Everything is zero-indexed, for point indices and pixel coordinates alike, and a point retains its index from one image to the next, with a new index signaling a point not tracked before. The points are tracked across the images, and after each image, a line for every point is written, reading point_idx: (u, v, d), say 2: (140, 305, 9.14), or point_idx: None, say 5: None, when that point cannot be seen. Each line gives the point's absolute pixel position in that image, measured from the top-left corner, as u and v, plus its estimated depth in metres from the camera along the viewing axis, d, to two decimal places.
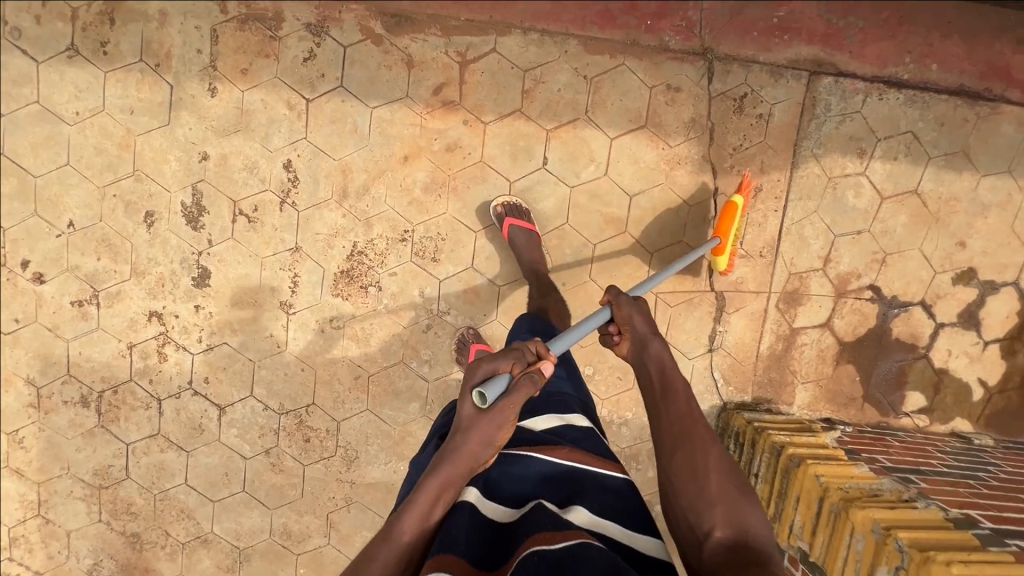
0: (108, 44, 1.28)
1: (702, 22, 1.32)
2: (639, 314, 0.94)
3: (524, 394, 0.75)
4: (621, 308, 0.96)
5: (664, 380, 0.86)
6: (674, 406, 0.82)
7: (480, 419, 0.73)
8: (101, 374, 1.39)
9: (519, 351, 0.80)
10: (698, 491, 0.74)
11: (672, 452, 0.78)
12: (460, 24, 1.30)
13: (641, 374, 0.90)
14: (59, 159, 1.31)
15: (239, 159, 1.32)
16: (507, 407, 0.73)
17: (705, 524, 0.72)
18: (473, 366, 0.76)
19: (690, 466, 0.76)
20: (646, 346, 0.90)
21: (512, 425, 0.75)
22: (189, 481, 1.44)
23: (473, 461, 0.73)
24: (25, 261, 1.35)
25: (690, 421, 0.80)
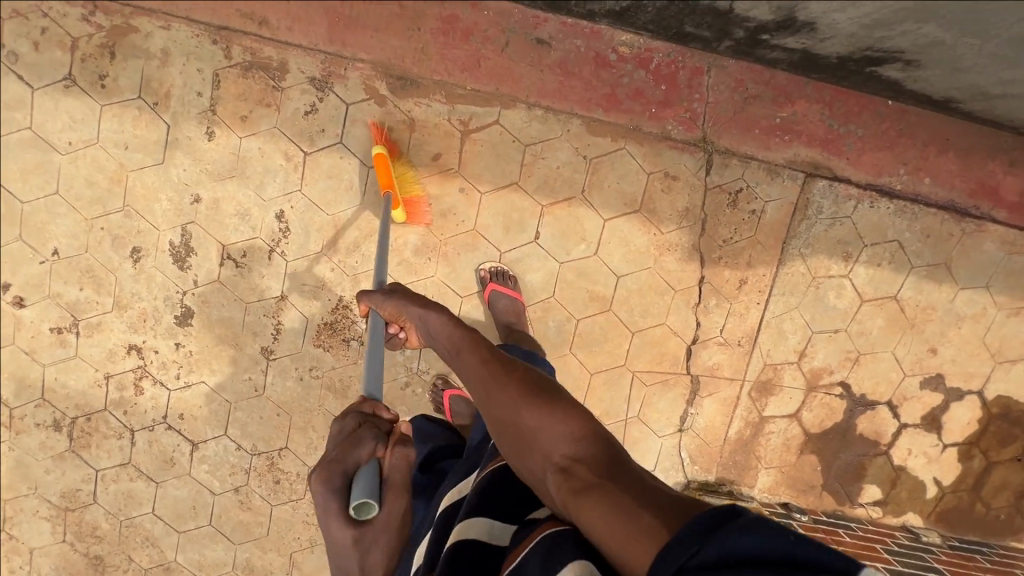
0: (107, 78, 1.26)
1: (706, 116, 1.32)
2: (392, 300, 0.99)
3: (399, 469, 0.72)
4: (381, 305, 1.00)
5: (455, 346, 0.89)
6: (473, 364, 0.84)
7: (362, 533, 0.68)
8: (75, 400, 1.39)
9: (372, 427, 0.75)
10: (519, 427, 0.74)
11: (489, 408, 0.78)
12: (466, 93, 1.30)
13: (439, 347, 0.92)
14: (48, 187, 1.30)
15: (231, 205, 1.32)
16: (389, 494, 0.70)
17: (540, 458, 0.71)
18: (330, 469, 0.69)
19: (507, 410, 0.76)
20: (428, 323, 0.94)
21: (403, 502, 0.72)
22: (156, 511, 1.46)
23: (379, 553, 0.70)
24: (5, 284, 1.34)
25: (486, 368, 0.82)
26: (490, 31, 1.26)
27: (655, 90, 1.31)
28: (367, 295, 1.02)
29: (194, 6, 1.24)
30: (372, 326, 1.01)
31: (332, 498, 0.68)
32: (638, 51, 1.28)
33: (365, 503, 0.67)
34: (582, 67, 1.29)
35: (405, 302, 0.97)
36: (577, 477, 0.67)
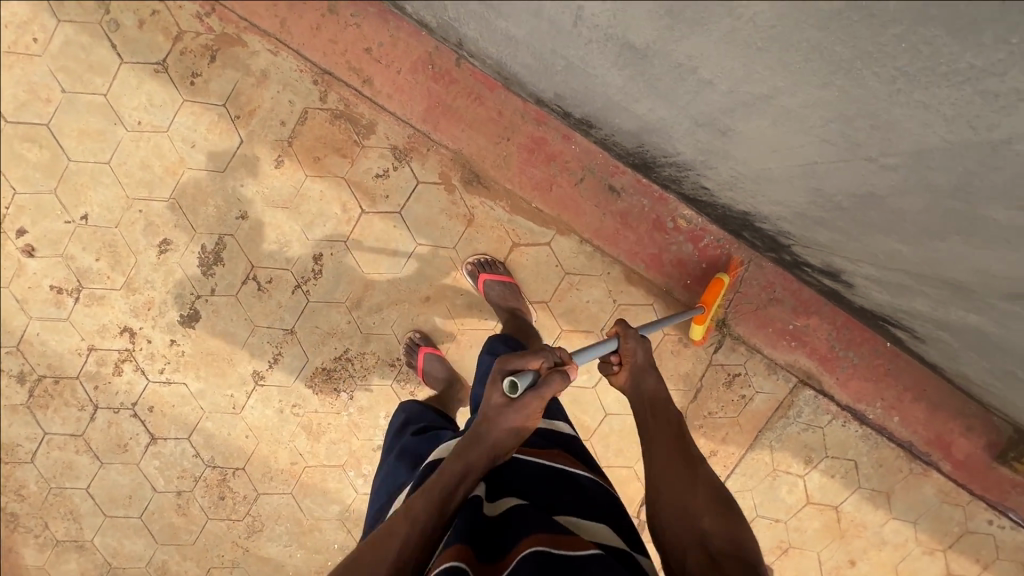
0: (199, 77, 1.27)
1: (732, 302, 1.42)
2: (641, 351, 0.94)
3: (555, 391, 0.80)
4: (630, 347, 0.94)
5: (654, 407, 0.88)
6: (661, 434, 0.84)
7: (505, 412, 0.77)
8: (49, 360, 1.37)
9: (552, 351, 0.84)
10: (683, 506, 0.75)
11: (658, 464, 0.80)
12: (529, 208, 1.36)
13: (637, 402, 0.90)
14: (100, 154, 1.29)
15: (275, 232, 1.33)
16: (535, 399, 0.78)
17: (693, 539, 0.71)
18: (506, 360, 0.80)
19: (669, 481, 0.77)
20: (641, 380, 0.92)
21: (534, 416, 0.78)
22: (91, 490, 1.43)
23: (495, 447, 0.76)
24: (21, 230, 1.31)
25: (675, 448, 0.82)
26: (572, 163, 1.32)
27: (696, 265, 1.39)
28: (628, 327, 0.95)
29: (306, 45, 1.27)
30: (603, 343, 0.96)
31: (495, 369, 0.80)
32: (694, 227, 1.37)
33: (519, 386, 0.77)
34: (640, 223, 1.36)
35: (654, 368, 0.93)
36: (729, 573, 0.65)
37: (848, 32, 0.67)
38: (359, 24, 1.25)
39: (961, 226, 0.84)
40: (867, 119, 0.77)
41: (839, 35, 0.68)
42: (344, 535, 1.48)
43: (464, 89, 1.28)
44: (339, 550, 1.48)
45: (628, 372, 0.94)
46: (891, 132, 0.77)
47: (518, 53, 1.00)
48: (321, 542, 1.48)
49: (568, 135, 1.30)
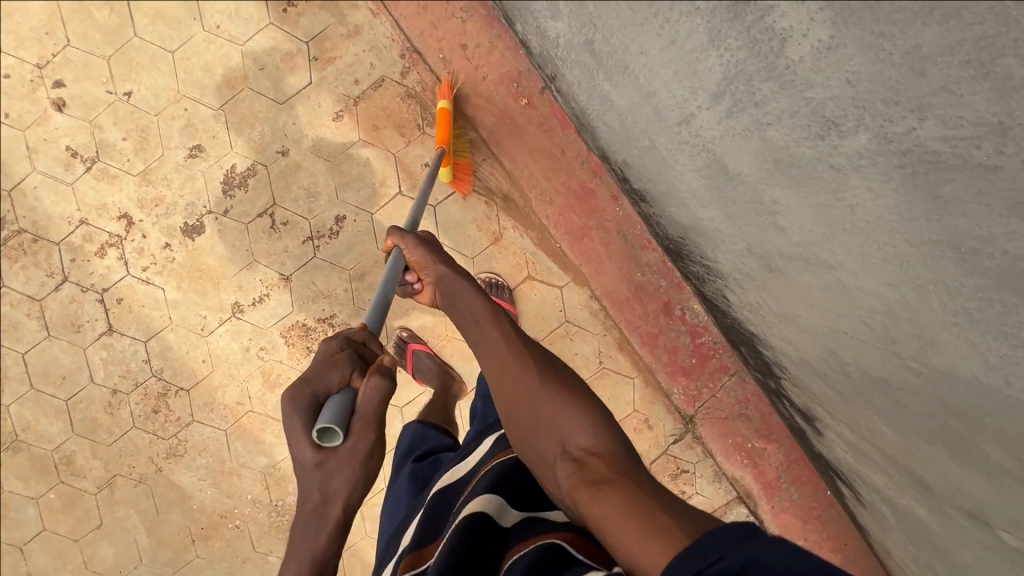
0: (293, 8, 1.26)
1: (706, 403, 1.46)
2: (423, 256, 0.88)
3: (374, 399, 0.68)
4: (409, 251, 0.88)
5: (471, 317, 0.82)
6: (493, 341, 0.78)
7: (331, 460, 0.66)
8: (35, 218, 1.32)
9: (347, 363, 0.71)
10: (529, 415, 0.73)
11: (504, 386, 0.76)
12: (556, 249, 1.40)
13: (461, 321, 0.84)
14: (167, 41, 1.26)
15: (308, 179, 1.32)
16: (353, 422, 0.67)
17: (556, 444, 0.70)
18: (300, 390, 0.67)
19: (523, 393, 0.74)
20: (446, 289, 0.85)
21: (372, 439, 0.67)
22: (27, 357, 1.38)
23: (346, 490, 0.66)
24: (59, 82, 1.27)
25: (509, 357, 0.77)
26: (611, 223, 1.34)
27: (686, 357, 1.43)
28: (396, 231, 0.90)
29: (407, 18, 1.27)
30: (388, 264, 0.89)
31: (297, 416, 0.66)
32: (697, 323, 1.40)
33: (331, 429, 0.64)
34: (650, 300, 1.39)
35: (435, 257, 0.87)
36: (594, 470, 0.66)
37: (936, 260, 0.73)
38: (464, 19, 1.25)
39: (951, 441, 0.82)
40: (910, 326, 0.80)
41: (922, 257, 0.74)
42: (260, 489, 1.46)
43: (538, 118, 1.29)
44: (251, 500, 1.47)
45: (434, 287, 0.89)
46: (930, 348, 0.78)
47: (610, 114, 1.03)
48: (236, 488, 1.46)
49: (616, 197, 1.33)
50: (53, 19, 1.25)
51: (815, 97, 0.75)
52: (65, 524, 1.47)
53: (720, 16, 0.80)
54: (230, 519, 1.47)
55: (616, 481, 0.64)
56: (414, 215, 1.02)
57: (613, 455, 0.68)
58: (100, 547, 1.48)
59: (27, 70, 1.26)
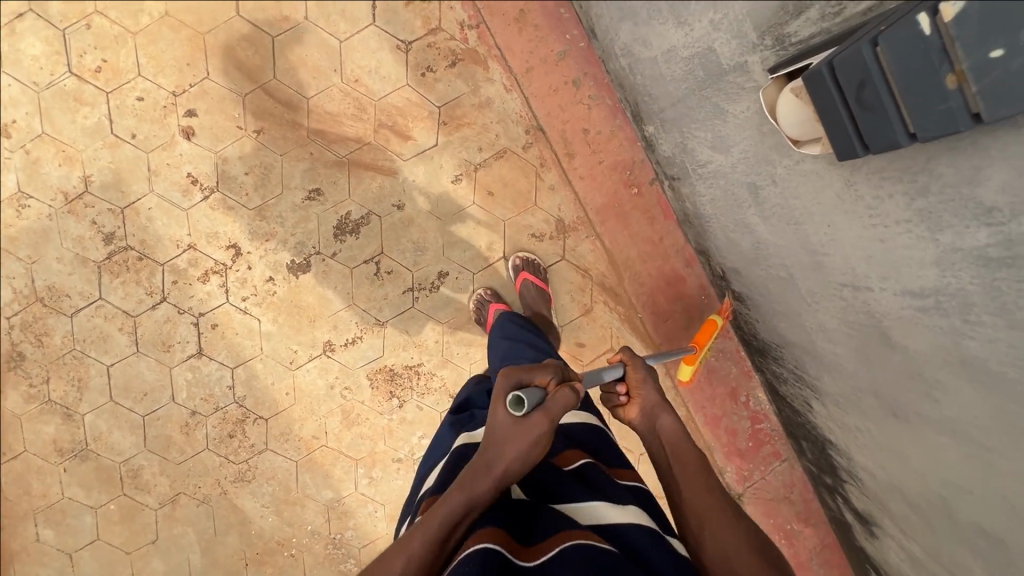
0: (431, 73, 1.31)
1: (754, 485, 1.54)
2: (644, 376, 0.85)
3: (564, 403, 0.68)
4: (633, 371, 0.86)
5: (677, 452, 0.77)
6: (697, 482, 0.72)
7: (512, 428, 0.65)
8: (144, 237, 1.34)
9: (555, 367, 0.74)
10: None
11: (696, 514, 0.69)
12: (639, 326, 1.47)
13: (663, 446, 0.79)
14: (304, 88, 1.30)
15: (418, 234, 1.37)
16: (542, 409, 0.66)
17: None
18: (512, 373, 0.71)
19: (720, 547, 0.65)
20: (656, 415, 0.82)
21: (546, 432, 0.65)
22: (111, 369, 1.39)
23: (515, 460, 0.64)
24: (192, 112, 1.29)
25: (715, 498, 0.70)
26: (695, 309, 1.41)
27: (743, 440, 1.52)
28: (630, 347, 0.88)
29: (537, 97, 1.33)
30: (607, 375, 0.86)
31: (501, 389, 0.68)
32: (758, 410, 1.49)
33: (525, 403, 0.65)
34: (718, 385, 1.48)
35: (649, 381, 0.85)
36: None
37: None
38: (591, 106, 1.32)
39: None
40: None
41: None
42: (321, 521, 1.48)
43: (644, 206, 1.37)
44: (311, 531, 1.48)
45: (638, 408, 0.84)
46: None
47: (743, 237, 1.05)
48: (298, 517, 1.48)
49: (704, 288, 1.40)
50: (195, 50, 1.27)
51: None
52: (118, 536, 1.46)
53: (957, 246, 0.58)
54: (286, 547, 1.48)
55: None
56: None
57: None
58: (151, 563, 1.47)
59: (161, 96, 1.28)
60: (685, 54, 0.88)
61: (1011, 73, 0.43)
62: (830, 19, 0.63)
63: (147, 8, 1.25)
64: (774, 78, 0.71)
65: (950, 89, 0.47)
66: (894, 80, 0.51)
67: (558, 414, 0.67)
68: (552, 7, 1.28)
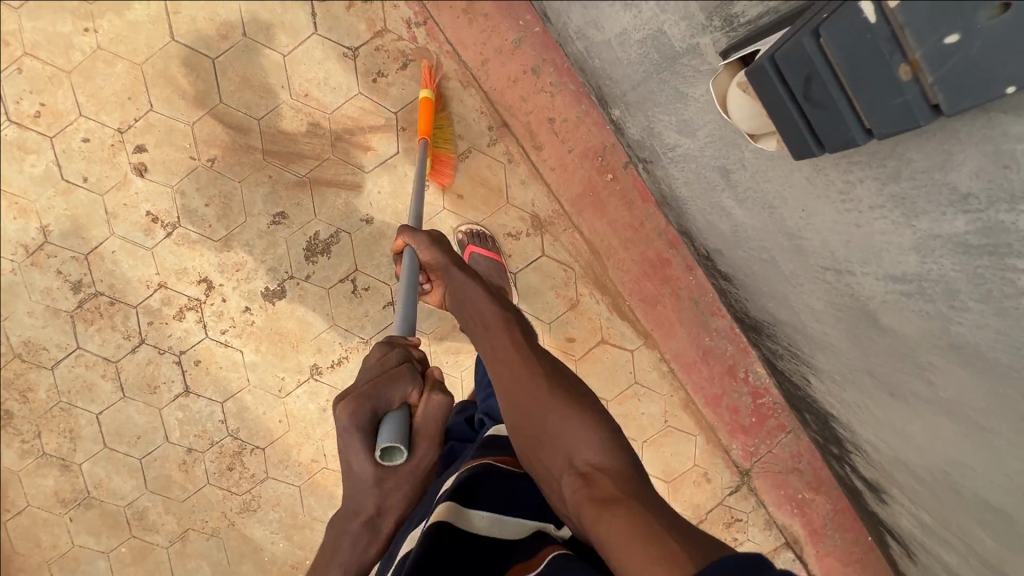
0: (383, 78, 1.25)
1: (762, 458, 1.52)
2: (440, 258, 0.89)
3: (433, 422, 0.66)
4: (426, 254, 0.90)
5: (483, 320, 0.82)
6: (499, 342, 0.78)
7: (387, 472, 0.64)
8: (112, 281, 1.30)
9: (407, 374, 0.66)
10: (539, 421, 0.69)
11: (507, 385, 0.73)
12: (629, 314, 1.43)
13: (466, 315, 0.84)
14: (253, 108, 1.24)
15: (390, 247, 1.32)
16: (418, 440, 0.65)
17: (560, 459, 0.66)
18: (364, 404, 0.61)
19: (531, 416, 0.70)
20: (459, 292, 0.86)
21: (428, 454, 0.67)
22: (101, 417, 1.38)
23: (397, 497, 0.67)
24: (141, 148, 1.24)
25: (514, 354, 0.75)
26: (684, 291, 1.38)
27: (746, 416, 1.49)
28: (411, 230, 0.92)
29: (497, 91, 1.27)
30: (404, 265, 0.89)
31: (360, 442, 0.61)
32: (759, 385, 1.46)
33: (401, 447, 0.60)
34: (716, 364, 1.44)
35: (448, 262, 0.88)
36: (602, 487, 0.62)
37: None
38: (553, 93, 1.25)
39: None
40: None
41: None
42: None
43: (620, 191, 1.31)
44: None
45: (444, 289, 0.92)
46: None
47: (721, 220, 1.00)
48: (309, 540, 1.48)
49: (690, 267, 1.36)
50: (134, 83, 1.21)
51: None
52: None
53: (936, 232, 0.54)
54: (301, 570, 1.49)
55: (626, 501, 0.60)
56: (416, 210, 1.11)
57: (621, 472, 0.64)
58: None
59: (107, 134, 1.23)
60: (637, 36, 0.82)
61: (963, 62, 0.43)
62: None
63: (78, 44, 1.19)
64: (727, 64, 0.65)
65: (904, 81, 0.46)
66: (845, 72, 0.49)
67: (431, 438, 0.66)
68: None
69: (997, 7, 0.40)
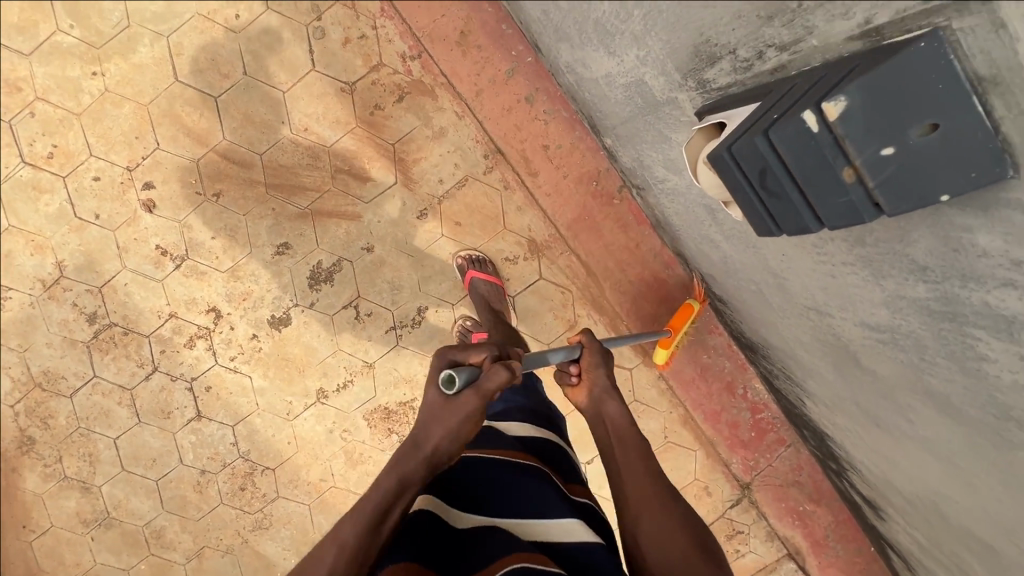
0: (380, 111, 1.28)
1: (762, 472, 1.54)
2: (608, 384, 0.83)
3: (494, 389, 0.68)
4: (586, 351, 0.85)
5: (617, 431, 0.78)
6: (633, 463, 0.74)
7: (443, 409, 0.67)
8: (126, 312, 1.35)
9: (495, 347, 0.73)
10: (666, 560, 0.65)
11: (636, 508, 0.70)
12: (627, 332, 1.45)
13: (605, 430, 0.80)
14: (255, 144, 1.28)
15: (391, 273, 1.36)
16: (473, 395, 0.66)
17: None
18: (452, 352, 0.70)
19: (655, 538, 0.67)
20: (601, 402, 0.82)
21: (476, 409, 0.67)
22: (118, 441, 1.43)
23: (440, 438, 0.67)
24: (149, 184, 1.29)
25: (649, 480, 0.72)
26: None
27: (745, 431, 1.50)
28: (591, 335, 0.86)
29: (491, 120, 1.29)
30: (564, 350, 0.84)
31: (443, 362, 0.69)
32: (757, 400, 1.47)
33: (456, 381, 0.65)
34: (714, 381, 1.46)
35: (604, 371, 0.84)
36: None
37: None
38: (547, 121, 1.28)
39: None
40: None
41: None
42: None
43: (615, 214, 1.34)
44: None
45: (586, 388, 0.84)
46: None
47: (711, 250, 1.02)
48: None
49: (687, 286, 1.38)
50: (141, 123, 1.26)
51: (1013, 409, 0.50)
52: None
53: (902, 294, 0.56)
54: None
55: None
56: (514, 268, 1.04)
57: None
58: None
59: (117, 172, 1.28)
60: (621, 81, 0.84)
61: (902, 171, 0.43)
62: (743, 73, 0.60)
63: (86, 87, 1.23)
64: (704, 129, 0.65)
65: (848, 183, 0.47)
66: (796, 171, 0.50)
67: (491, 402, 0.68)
68: (493, 25, 1.23)
69: (928, 125, 0.41)
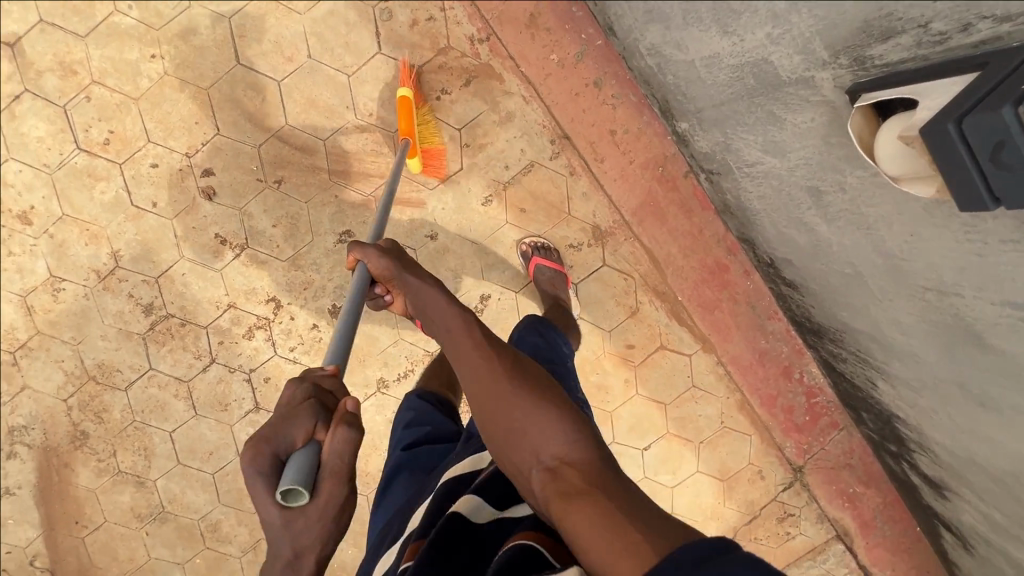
0: (446, 95, 1.25)
1: (814, 455, 1.53)
2: (388, 265, 0.79)
3: (339, 462, 0.57)
4: (374, 264, 0.80)
5: (429, 311, 0.74)
6: (459, 344, 0.70)
7: (294, 527, 0.55)
8: (183, 303, 1.32)
9: (313, 404, 0.60)
10: (507, 416, 0.65)
11: (475, 393, 0.67)
12: (685, 317, 1.44)
13: (424, 322, 0.75)
14: (319, 129, 1.25)
15: (455, 261, 1.34)
16: (328, 483, 0.56)
17: (525, 455, 0.63)
18: (261, 448, 0.55)
19: (490, 402, 0.66)
20: (404, 279, 0.77)
21: (344, 495, 0.57)
22: (174, 435, 1.41)
23: (321, 544, 0.56)
24: (209, 171, 1.25)
25: (483, 356, 0.68)
26: (741, 296, 1.40)
27: (800, 415, 1.50)
28: (359, 245, 0.80)
29: (559, 105, 1.28)
30: (353, 281, 0.81)
31: (260, 484, 0.54)
32: (813, 385, 1.48)
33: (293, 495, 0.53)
34: (771, 365, 1.46)
35: (402, 269, 0.78)
36: (568, 481, 0.59)
37: None
38: (615, 106, 1.26)
39: None
40: None
41: None
42: None
43: (680, 200, 1.33)
44: None
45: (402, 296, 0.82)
46: None
47: (800, 234, 1.02)
48: None
49: (749, 272, 1.38)
50: (201, 107, 1.22)
51: None
52: None
53: None
54: None
55: (594, 494, 0.57)
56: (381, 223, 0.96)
57: (588, 465, 0.61)
58: None
59: (176, 160, 1.24)
60: (732, 62, 0.87)
61: None
62: (928, 47, 0.66)
63: (145, 70, 1.20)
64: (866, 104, 0.72)
65: None
66: None
67: (347, 472, 0.58)
68: (563, 7, 1.21)
69: None
